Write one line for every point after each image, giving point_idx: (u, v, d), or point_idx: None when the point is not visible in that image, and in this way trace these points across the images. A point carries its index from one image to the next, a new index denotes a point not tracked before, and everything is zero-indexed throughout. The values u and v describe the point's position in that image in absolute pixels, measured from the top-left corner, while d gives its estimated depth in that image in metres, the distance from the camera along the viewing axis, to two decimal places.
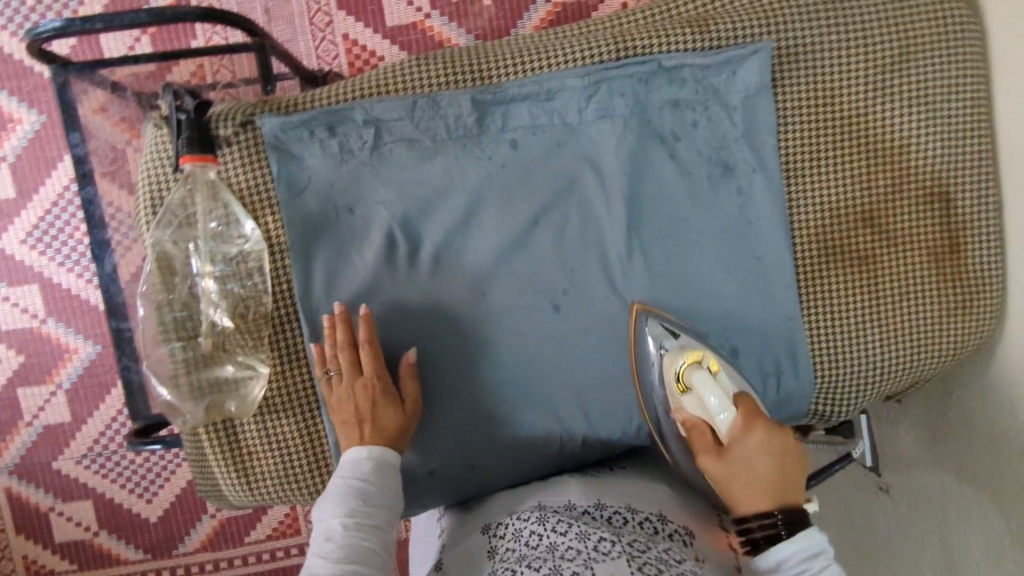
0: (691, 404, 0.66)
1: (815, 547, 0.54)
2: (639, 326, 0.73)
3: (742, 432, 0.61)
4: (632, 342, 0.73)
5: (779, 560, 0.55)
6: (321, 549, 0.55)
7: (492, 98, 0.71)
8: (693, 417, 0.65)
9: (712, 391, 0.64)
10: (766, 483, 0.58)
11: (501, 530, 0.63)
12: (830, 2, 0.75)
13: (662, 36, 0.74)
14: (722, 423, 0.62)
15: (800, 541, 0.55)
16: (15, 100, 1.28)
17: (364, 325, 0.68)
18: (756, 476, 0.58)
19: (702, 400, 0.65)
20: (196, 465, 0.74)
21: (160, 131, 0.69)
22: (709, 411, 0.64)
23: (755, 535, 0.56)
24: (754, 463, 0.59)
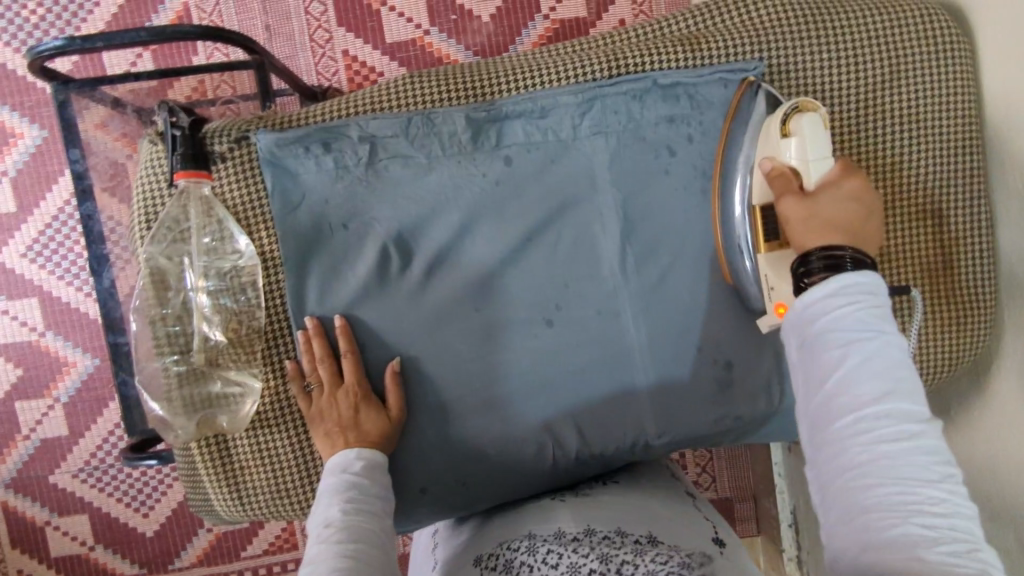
0: (786, 149, 0.61)
1: (867, 287, 0.50)
2: (743, 102, 0.72)
3: (836, 183, 0.58)
4: (731, 116, 0.73)
5: (827, 294, 0.50)
6: (321, 534, 0.58)
7: (487, 115, 0.72)
8: (780, 162, 0.61)
9: (816, 142, 0.60)
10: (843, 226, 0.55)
11: (493, 560, 0.62)
12: (821, 18, 0.75)
13: (656, 53, 0.74)
14: (814, 175, 0.59)
15: (855, 280, 0.50)
16: (17, 115, 1.30)
17: (342, 336, 0.70)
18: (836, 220, 0.56)
19: (803, 143, 0.60)
20: (189, 481, 0.73)
21: (154, 147, 0.69)
22: (802, 160, 0.60)
23: (814, 260, 0.53)
24: (840, 211, 0.57)
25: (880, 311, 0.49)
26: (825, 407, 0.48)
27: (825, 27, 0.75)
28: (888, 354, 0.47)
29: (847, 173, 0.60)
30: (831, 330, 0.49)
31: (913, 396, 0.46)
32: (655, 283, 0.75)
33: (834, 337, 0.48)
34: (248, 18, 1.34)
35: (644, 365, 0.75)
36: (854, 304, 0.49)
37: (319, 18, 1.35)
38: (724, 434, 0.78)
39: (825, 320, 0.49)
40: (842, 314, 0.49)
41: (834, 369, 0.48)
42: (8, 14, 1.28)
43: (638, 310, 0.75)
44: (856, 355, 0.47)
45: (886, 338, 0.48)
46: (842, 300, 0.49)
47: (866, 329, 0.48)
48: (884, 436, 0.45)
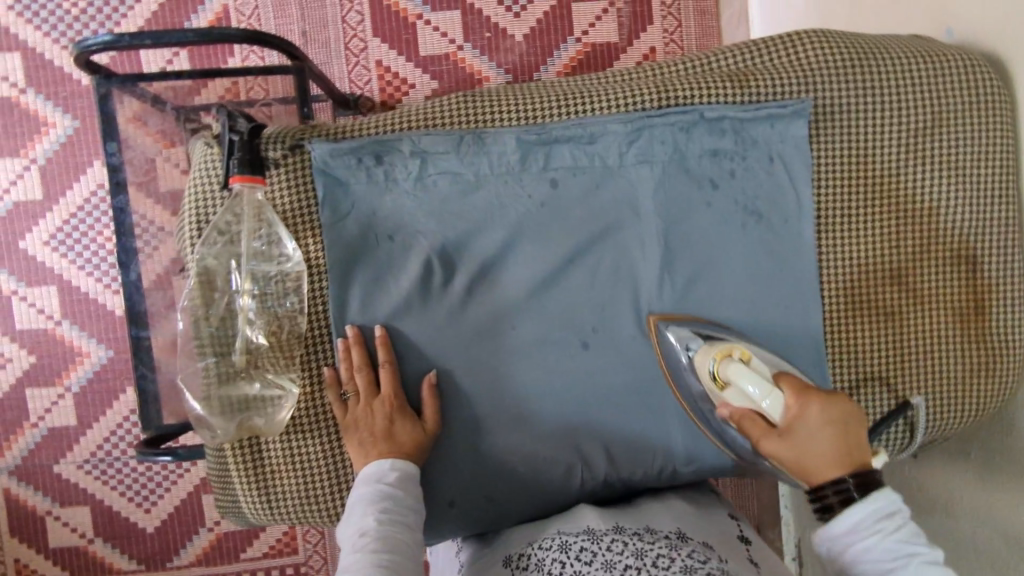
0: (734, 397, 0.64)
1: (887, 507, 0.55)
2: (660, 334, 0.74)
3: (797, 415, 0.59)
4: (661, 356, 0.74)
5: (849, 528, 0.55)
6: (357, 543, 0.59)
7: (537, 138, 0.73)
8: (736, 409, 0.63)
9: (752, 382, 0.62)
10: (831, 457, 0.57)
11: (523, 561, 0.65)
12: (866, 65, 0.77)
13: (706, 87, 0.75)
14: (772, 411, 0.60)
15: (872, 504, 0.55)
16: (51, 105, 1.31)
17: (382, 347, 0.71)
18: (821, 454, 0.57)
19: (742, 390, 0.63)
20: (218, 481, 0.73)
21: (209, 149, 0.70)
22: (752, 400, 0.62)
23: (830, 499, 0.56)
24: (818, 440, 0.57)
25: (902, 529, 0.54)
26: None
27: (870, 74, 0.77)
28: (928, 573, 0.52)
29: (803, 395, 0.60)
30: (868, 563, 0.54)
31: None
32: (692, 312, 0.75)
33: (872, 568, 0.53)
34: (285, 23, 1.36)
35: (677, 392, 0.75)
36: (876, 532, 0.54)
37: (355, 27, 1.37)
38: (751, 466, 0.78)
39: (856, 551, 0.54)
40: (870, 544, 0.54)
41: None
42: (50, 6, 1.30)
43: None
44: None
45: (919, 555, 0.53)
46: (864, 530, 0.54)
47: (897, 554, 0.53)
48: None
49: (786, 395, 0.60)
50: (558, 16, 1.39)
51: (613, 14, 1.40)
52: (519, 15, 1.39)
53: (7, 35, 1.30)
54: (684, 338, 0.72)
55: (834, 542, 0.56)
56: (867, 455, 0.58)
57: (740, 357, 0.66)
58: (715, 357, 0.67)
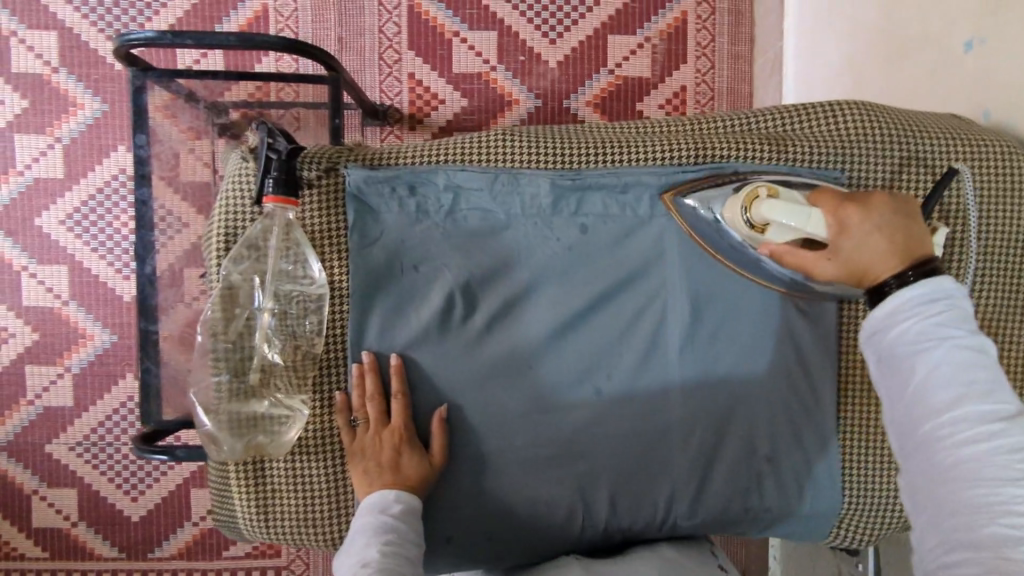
0: (776, 234, 0.62)
1: (935, 289, 0.51)
2: (677, 211, 0.73)
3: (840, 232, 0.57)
4: (686, 230, 0.73)
5: (891, 311, 0.52)
6: (357, 574, 0.59)
7: (572, 183, 0.73)
8: (783, 244, 0.61)
9: (788, 211, 0.60)
10: (884, 258, 0.55)
11: None
12: (906, 140, 0.76)
13: (745, 146, 0.74)
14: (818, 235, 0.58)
15: (920, 287, 0.52)
16: (82, 86, 1.32)
17: (396, 376, 0.70)
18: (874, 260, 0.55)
19: (782, 223, 0.61)
20: (217, 495, 0.73)
21: (245, 163, 0.70)
22: (796, 230, 0.60)
23: (890, 287, 0.54)
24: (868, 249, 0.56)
25: (948, 313, 0.50)
26: (905, 419, 0.50)
27: (907, 150, 0.76)
28: (962, 355, 0.48)
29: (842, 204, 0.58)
30: (900, 345, 0.51)
31: (995, 395, 0.47)
32: (710, 369, 0.74)
33: (903, 347, 0.51)
34: (322, 28, 1.36)
35: (687, 448, 0.74)
36: (917, 315, 0.51)
37: (391, 38, 1.38)
38: (752, 526, 0.77)
39: (893, 331, 0.51)
40: (906, 326, 0.51)
41: (907, 381, 0.50)
42: None
43: (689, 393, 0.74)
44: (926, 366, 0.49)
45: (959, 340, 0.49)
46: (903, 314, 0.51)
47: (932, 336, 0.50)
48: (965, 439, 0.46)
49: (826, 213, 0.58)
50: (593, 46, 1.40)
51: (648, 49, 1.41)
52: (555, 42, 1.39)
53: (46, 14, 1.30)
54: (709, 200, 0.71)
55: (873, 330, 0.53)
56: (926, 244, 0.56)
57: (768, 193, 0.64)
58: (746, 203, 0.65)
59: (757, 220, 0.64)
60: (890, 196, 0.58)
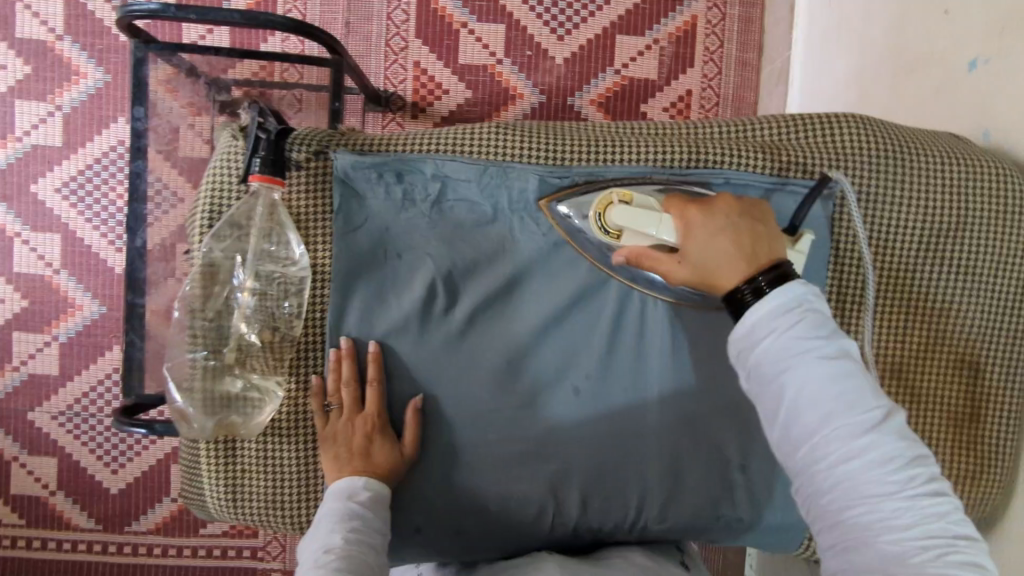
0: (636, 239, 0.64)
1: (786, 301, 0.52)
2: (558, 220, 0.71)
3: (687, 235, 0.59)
4: (566, 236, 0.71)
5: (749, 329, 0.53)
6: (319, 559, 0.58)
7: (560, 180, 0.72)
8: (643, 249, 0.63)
9: (642, 218, 0.62)
10: (731, 257, 0.56)
11: None
12: (898, 157, 0.75)
13: (736, 154, 0.74)
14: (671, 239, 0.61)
15: (770, 299, 0.53)
16: (85, 55, 1.31)
17: (372, 364, 0.69)
18: (720, 260, 0.57)
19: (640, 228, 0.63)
20: (187, 471, 0.72)
21: (234, 141, 0.69)
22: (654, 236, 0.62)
23: (743, 294, 0.55)
24: (713, 250, 0.57)
25: (805, 324, 0.51)
26: (784, 438, 0.51)
27: (900, 166, 0.75)
28: (823, 369, 0.50)
29: (688, 209, 0.60)
30: (764, 364, 0.52)
31: (860, 407, 0.49)
32: (690, 376, 0.73)
33: (769, 368, 0.52)
34: (330, 12, 1.36)
35: (660, 453, 0.73)
36: (772, 330, 0.52)
37: (399, 25, 1.37)
38: (721, 533, 0.77)
39: (756, 351, 0.52)
40: (767, 345, 0.52)
41: (778, 401, 0.51)
42: None
43: (666, 399, 0.73)
44: (791, 385, 0.50)
45: (819, 352, 0.50)
46: (760, 331, 0.53)
47: (793, 352, 0.51)
48: (840, 457, 0.48)
49: (674, 216, 0.61)
50: (601, 45, 1.39)
51: (656, 51, 1.40)
52: (563, 38, 1.39)
53: None
54: (581, 207, 0.69)
55: (736, 346, 0.55)
56: (771, 243, 0.57)
57: (624, 200, 0.65)
58: (600, 212, 0.66)
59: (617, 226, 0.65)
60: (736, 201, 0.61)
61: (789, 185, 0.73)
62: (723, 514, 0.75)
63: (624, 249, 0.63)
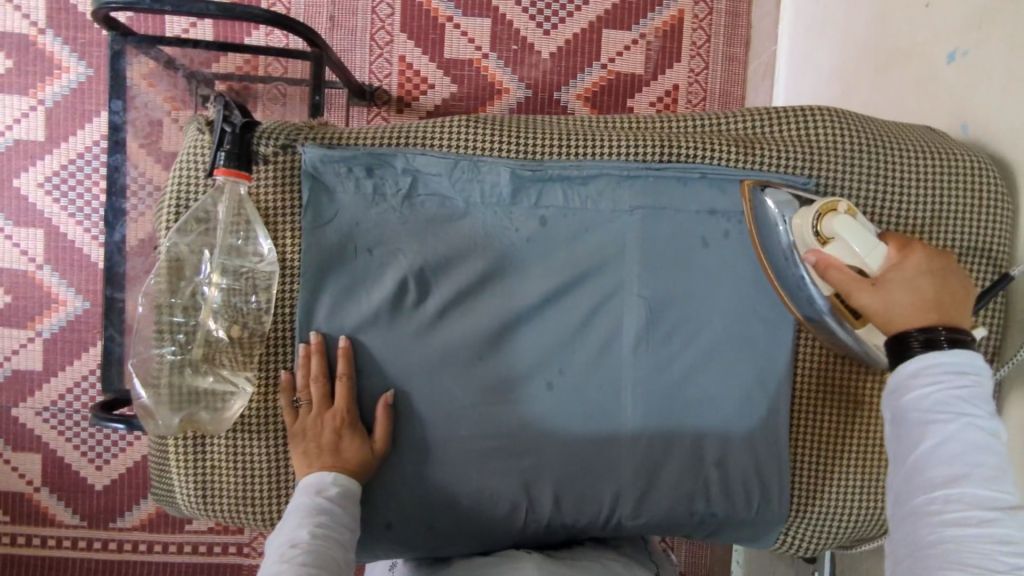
0: (837, 249, 0.60)
1: (963, 364, 0.51)
2: (755, 200, 0.70)
3: (899, 267, 0.56)
4: (752, 218, 0.71)
5: (916, 371, 0.52)
6: (285, 552, 0.59)
7: (532, 174, 0.71)
8: (830, 259, 0.59)
9: (858, 236, 0.58)
10: (930, 305, 0.54)
11: None
12: (873, 150, 0.74)
13: (712, 147, 0.73)
14: (874, 265, 0.58)
15: (947, 354, 0.51)
16: (66, 49, 1.30)
17: (343, 359, 0.69)
18: (920, 303, 0.54)
19: (848, 242, 0.59)
20: (157, 467, 0.71)
21: (200, 134, 0.69)
22: (858, 254, 0.58)
23: (912, 338, 0.53)
24: (915, 290, 0.55)
25: (971, 391, 0.50)
26: (901, 486, 0.51)
27: (875, 160, 0.74)
28: (973, 437, 0.49)
29: (906, 249, 0.58)
30: (913, 409, 0.51)
31: (994, 482, 0.48)
32: (665, 371, 0.73)
33: (917, 414, 0.51)
34: (315, 6, 1.35)
35: (635, 449, 0.73)
36: (935, 383, 0.51)
37: (383, 19, 1.36)
38: (698, 529, 0.76)
39: (909, 393, 0.52)
40: (921, 394, 0.51)
41: (913, 449, 0.51)
42: None
43: (641, 394, 0.73)
44: (934, 436, 0.50)
45: (977, 421, 0.50)
46: (925, 377, 0.52)
47: (951, 409, 0.50)
48: (958, 519, 0.47)
49: (891, 249, 0.58)
50: (587, 40, 1.38)
51: (642, 46, 1.39)
52: (549, 33, 1.38)
53: None
54: (781, 200, 0.68)
55: (902, 373, 0.53)
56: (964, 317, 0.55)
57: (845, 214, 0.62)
58: (819, 212, 0.62)
59: (822, 232, 0.61)
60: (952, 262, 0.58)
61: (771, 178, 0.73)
62: (698, 510, 0.75)
63: (819, 253, 0.60)
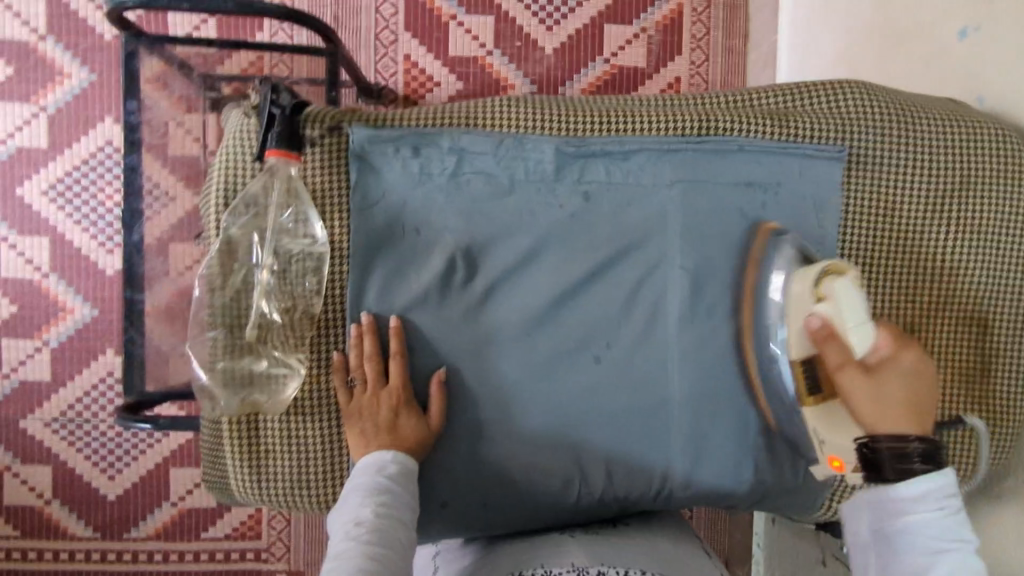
0: (825, 311, 0.61)
1: (952, 489, 0.54)
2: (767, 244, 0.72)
3: (892, 357, 0.59)
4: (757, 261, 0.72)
5: (916, 494, 0.54)
6: (351, 532, 0.59)
7: (576, 150, 0.73)
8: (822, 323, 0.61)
9: (855, 309, 0.60)
10: (903, 408, 0.57)
11: None
12: (904, 122, 0.76)
13: (747, 121, 0.75)
14: (864, 344, 0.59)
15: (940, 480, 0.54)
16: (69, 54, 1.29)
17: (395, 338, 0.69)
18: (896, 402, 0.58)
19: (839, 309, 0.60)
20: (209, 455, 0.72)
21: (246, 120, 0.70)
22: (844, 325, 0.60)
23: (885, 454, 0.56)
24: (898, 388, 0.58)
25: (963, 520, 0.54)
26: None
27: (906, 131, 0.76)
28: (970, 562, 0.52)
29: (899, 342, 0.60)
30: (916, 534, 0.53)
31: None
32: (709, 340, 0.74)
33: (921, 537, 0.53)
34: (319, 6, 1.35)
35: (683, 419, 0.74)
36: (935, 509, 0.53)
37: (388, 19, 1.37)
38: (744, 499, 0.77)
39: (911, 515, 0.54)
40: (925, 518, 0.53)
41: (920, 574, 0.52)
42: None
43: (687, 365, 0.74)
44: (941, 565, 0.51)
45: (970, 547, 0.52)
46: (924, 501, 0.54)
47: (951, 536, 0.52)
48: None
49: (884, 340, 0.60)
50: (589, 35, 1.40)
51: (644, 40, 1.42)
52: (552, 29, 1.40)
53: None
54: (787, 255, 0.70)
55: (885, 492, 0.55)
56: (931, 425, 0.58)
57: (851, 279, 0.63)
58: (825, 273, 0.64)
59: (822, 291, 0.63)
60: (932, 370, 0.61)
61: (804, 150, 0.75)
62: (749, 480, 0.75)
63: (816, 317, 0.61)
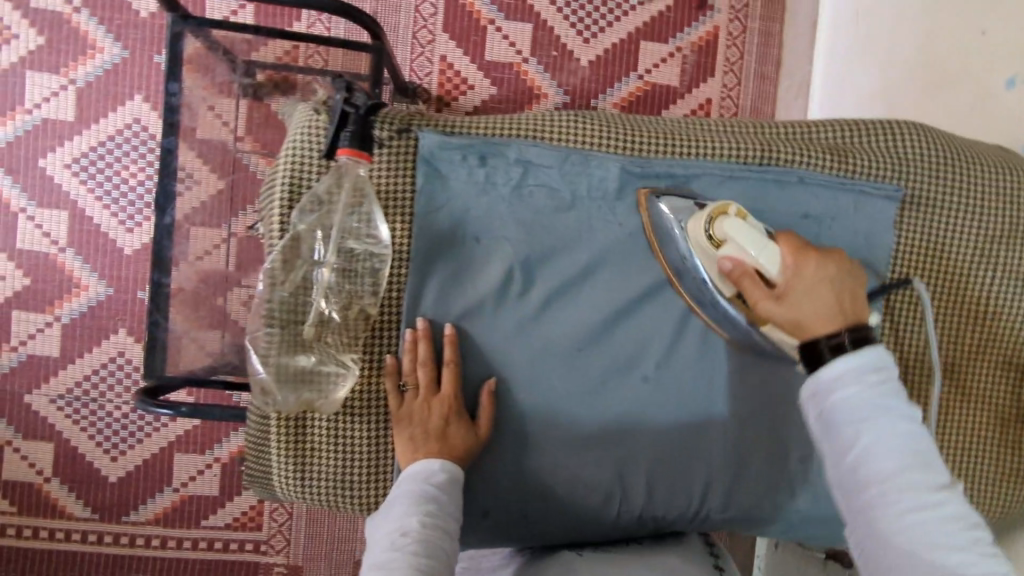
0: (728, 253, 0.63)
1: (873, 356, 0.54)
2: (651, 210, 0.72)
3: (795, 272, 0.60)
4: (651, 231, 0.73)
5: (834, 373, 0.54)
6: (396, 542, 0.59)
7: (641, 171, 0.73)
8: (730, 264, 0.63)
9: (749, 238, 0.62)
10: (829, 311, 0.58)
11: None
12: (959, 166, 0.77)
13: (807, 153, 0.76)
14: (771, 267, 0.61)
15: (858, 355, 0.54)
16: (102, 29, 1.24)
17: (449, 345, 0.69)
18: (819, 311, 0.58)
19: (738, 245, 0.63)
20: (253, 449, 0.71)
21: (315, 115, 0.69)
22: (749, 258, 0.62)
23: (823, 349, 0.56)
24: (816, 294, 0.59)
25: (887, 383, 0.54)
26: (849, 482, 0.53)
27: (960, 174, 0.77)
28: (901, 426, 0.52)
29: (796, 249, 0.61)
30: (839, 413, 0.53)
31: (934, 467, 0.51)
32: (756, 366, 0.75)
33: (845, 414, 0.53)
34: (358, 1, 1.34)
35: (724, 443, 0.75)
36: (857, 381, 0.53)
37: (426, 18, 1.36)
38: (775, 526, 0.78)
39: (833, 395, 0.54)
40: (847, 393, 0.53)
41: (851, 448, 0.52)
42: None
43: (732, 390, 0.75)
44: (869, 433, 0.52)
45: (900, 412, 0.52)
46: (844, 378, 0.54)
47: (874, 405, 0.53)
48: (911, 511, 0.49)
49: (783, 253, 0.61)
50: (625, 50, 1.40)
51: (678, 60, 1.41)
52: (588, 41, 1.39)
53: None
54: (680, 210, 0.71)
55: (812, 380, 0.56)
56: (864, 312, 0.59)
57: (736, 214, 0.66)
58: (711, 218, 0.67)
59: (717, 235, 0.66)
60: (844, 260, 0.62)
61: (861, 187, 0.76)
62: (785, 507, 0.76)
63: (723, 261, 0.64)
